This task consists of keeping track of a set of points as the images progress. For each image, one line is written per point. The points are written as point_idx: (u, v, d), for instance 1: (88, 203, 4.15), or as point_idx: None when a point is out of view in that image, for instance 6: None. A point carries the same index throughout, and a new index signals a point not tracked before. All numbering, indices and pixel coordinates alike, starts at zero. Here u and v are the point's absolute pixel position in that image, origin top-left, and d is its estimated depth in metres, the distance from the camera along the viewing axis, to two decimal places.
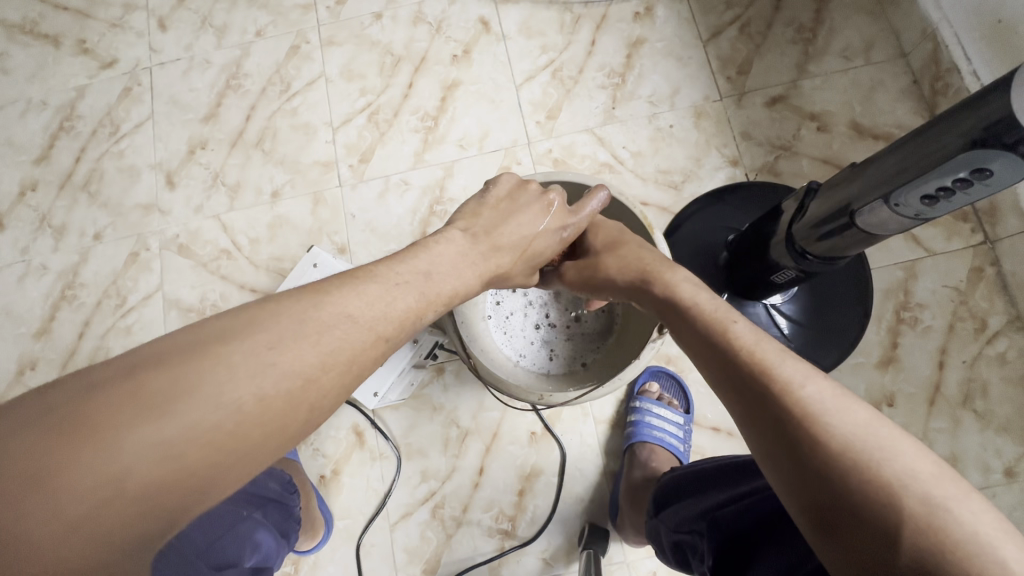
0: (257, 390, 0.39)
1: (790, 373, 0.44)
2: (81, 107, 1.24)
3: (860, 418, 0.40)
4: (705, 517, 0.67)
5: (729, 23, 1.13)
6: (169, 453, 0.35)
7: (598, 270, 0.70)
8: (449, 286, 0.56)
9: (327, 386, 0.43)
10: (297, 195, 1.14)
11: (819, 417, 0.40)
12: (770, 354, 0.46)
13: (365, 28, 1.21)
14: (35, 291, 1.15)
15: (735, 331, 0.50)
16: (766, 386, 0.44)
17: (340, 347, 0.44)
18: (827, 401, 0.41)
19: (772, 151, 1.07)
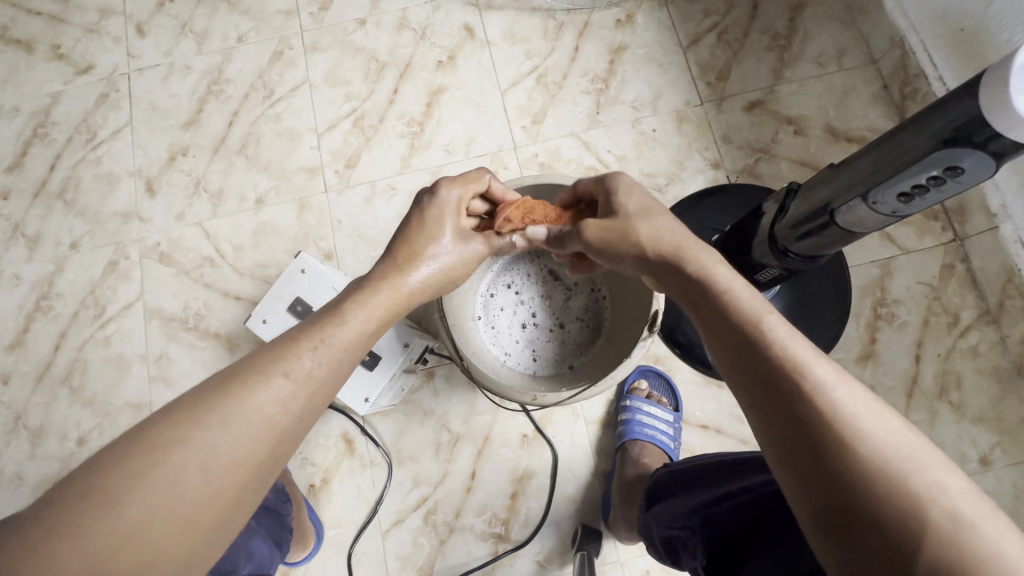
0: (131, 467, 0.41)
1: (823, 374, 0.44)
2: (55, 114, 1.21)
3: (890, 426, 0.40)
4: (698, 514, 0.67)
5: (708, 30, 1.16)
6: (47, 550, 0.37)
7: (623, 237, 0.63)
8: (366, 316, 0.58)
9: (214, 443, 0.44)
10: (282, 202, 1.13)
11: (844, 422, 0.41)
12: (803, 351, 0.46)
13: (349, 34, 1.21)
14: (8, 302, 1.11)
15: (769, 328, 0.48)
16: (786, 386, 0.44)
17: (217, 404, 0.46)
18: (854, 407, 0.41)
19: (752, 154, 1.10)
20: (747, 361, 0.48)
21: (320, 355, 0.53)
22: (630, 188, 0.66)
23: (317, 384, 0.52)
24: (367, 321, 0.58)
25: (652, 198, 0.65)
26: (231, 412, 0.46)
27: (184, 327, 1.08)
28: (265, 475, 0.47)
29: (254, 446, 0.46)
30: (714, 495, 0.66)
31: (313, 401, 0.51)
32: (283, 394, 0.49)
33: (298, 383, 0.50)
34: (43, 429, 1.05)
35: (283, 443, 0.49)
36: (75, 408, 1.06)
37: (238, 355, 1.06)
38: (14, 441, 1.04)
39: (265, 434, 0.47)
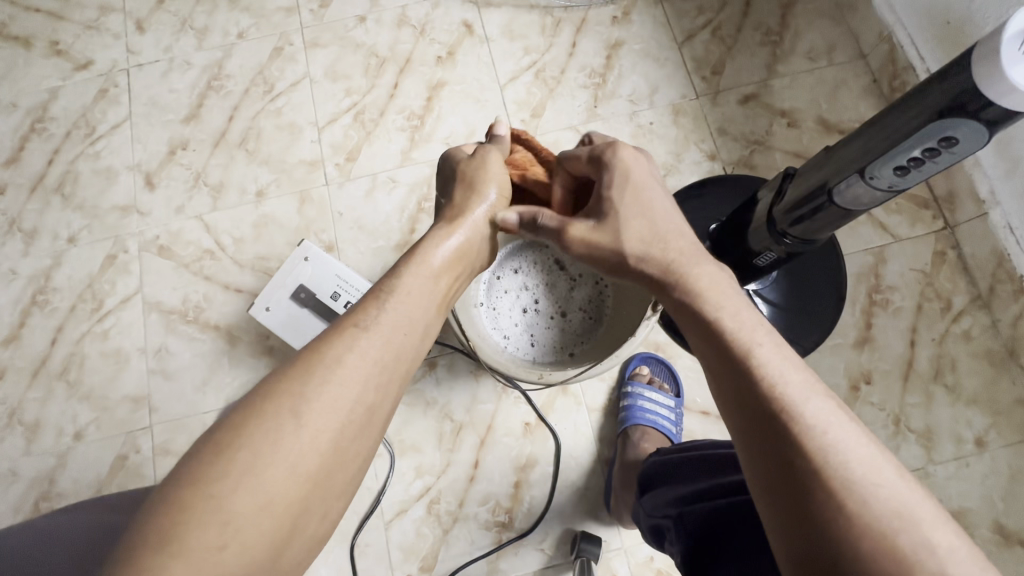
0: (243, 405, 0.47)
1: (816, 414, 0.43)
2: (53, 109, 1.20)
3: (881, 479, 0.40)
4: (676, 506, 0.68)
5: (702, 27, 1.19)
6: (186, 463, 0.43)
7: (613, 247, 0.60)
8: (429, 269, 0.59)
9: (310, 396, 0.47)
10: (283, 195, 1.13)
11: (827, 471, 0.41)
12: (794, 388, 0.45)
13: (349, 30, 1.22)
14: (3, 297, 1.10)
15: (763, 360, 0.47)
16: (773, 423, 0.44)
17: (309, 363, 0.49)
18: (844, 454, 0.41)
19: (747, 146, 1.12)
20: (741, 386, 0.47)
21: (392, 307, 0.55)
22: (630, 174, 0.62)
23: (393, 322, 0.54)
24: (425, 271, 0.59)
25: (663, 195, 0.62)
26: (320, 369, 0.49)
27: (183, 320, 1.07)
28: (367, 419, 0.50)
29: (350, 390, 0.49)
30: (700, 488, 0.66)
31: (397, 350, 0.53)
32: (367, 346, 0.51)
33: (372, 332, 0.52)
34: (39, 424, 1.03)
35: (380, 388, 0.51)
36: (71, 402, 1.04)
37: (238, 347, 1.06)
38: (9, 436, 1.03)
39: (359, 382, 0.49)
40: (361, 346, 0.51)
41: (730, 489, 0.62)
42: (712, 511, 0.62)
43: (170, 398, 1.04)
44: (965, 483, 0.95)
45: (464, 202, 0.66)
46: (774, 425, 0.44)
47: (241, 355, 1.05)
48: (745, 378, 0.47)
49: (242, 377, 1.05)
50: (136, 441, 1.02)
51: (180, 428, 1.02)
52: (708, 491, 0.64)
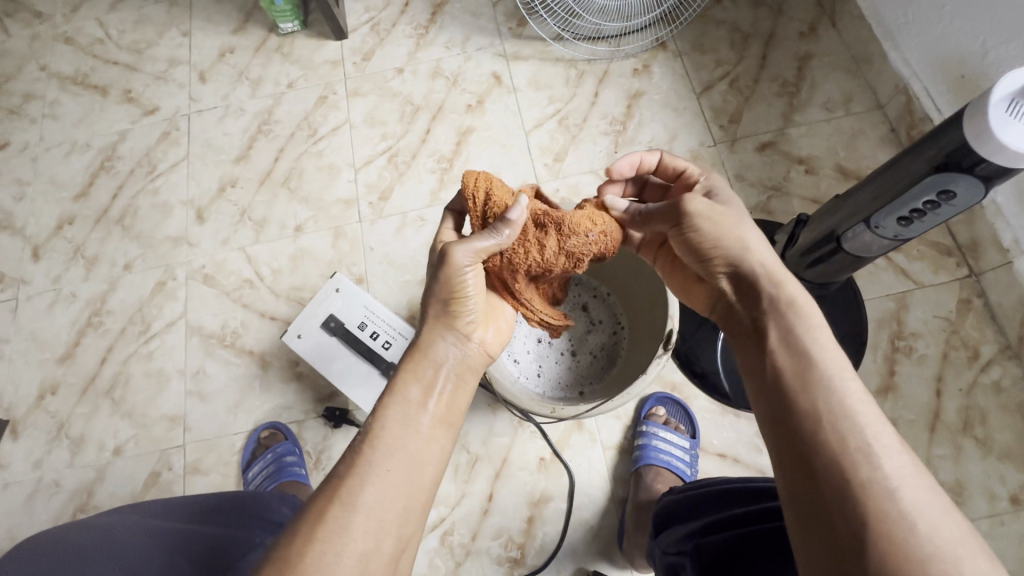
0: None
1: (888, 440, 0.43)
2: (121, 149, 1.34)
3: (943, 512, 0.40)
4: (689, 539, 0.69)
5: (720, 78, 1.25)
6: None
7: (718, 244, 0.61)
8: (411, 402, 0.58)
9: (303, 562, 0.45)
10: (319, 230, 1.21)
11: (898, 496, 0.40)
12: (868, 413, 0.45)
13: (388, 81, 1.33)
14: (62, 318, 1.20)
15: (841, 380, 0.47)
16: (846, 444, 0.43)
17: (298, 529, 0.48)
18: (912, 483, 0.41)
19: (764, 192, 1.15)
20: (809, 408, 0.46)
21: (376, 452, 0.54)
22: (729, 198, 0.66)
23: (382, 467, 0.53)
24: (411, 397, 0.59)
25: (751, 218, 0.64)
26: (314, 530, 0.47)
27: (221, 344, 1.14)
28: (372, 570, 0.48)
29: (349, 547, 0.47)
30: (712, 520, 0.66)
31: (391, 493, 0.52)
32: (366, 497, 0.50)
33: (366, 482, 0.51)
34: (83, 438, 1.10)
35: (381, 533, 0.50)
36: (114, 418, 1.11)
37: (270, 372, 1.11)
38: (56, 448, 1.10)
39: (358, 533, 0.48)
40: (348, 498, 0.50)
41: (738, 521, 0.63)
42: (723, 541, 0.62)
43: (204, 419, 1.09)
44: (1000, 543, 0.90)
45: (432, 328, 0.65)
46: (840, 446, 0.43)
47: (271, 380, 1.11)
48: (819, 396, 0.46)
49: (271, 401, 1.10)
50: (169, 458, 1.07)
51: (210, 449, 1.07)
52: (715, 524, 0.65)
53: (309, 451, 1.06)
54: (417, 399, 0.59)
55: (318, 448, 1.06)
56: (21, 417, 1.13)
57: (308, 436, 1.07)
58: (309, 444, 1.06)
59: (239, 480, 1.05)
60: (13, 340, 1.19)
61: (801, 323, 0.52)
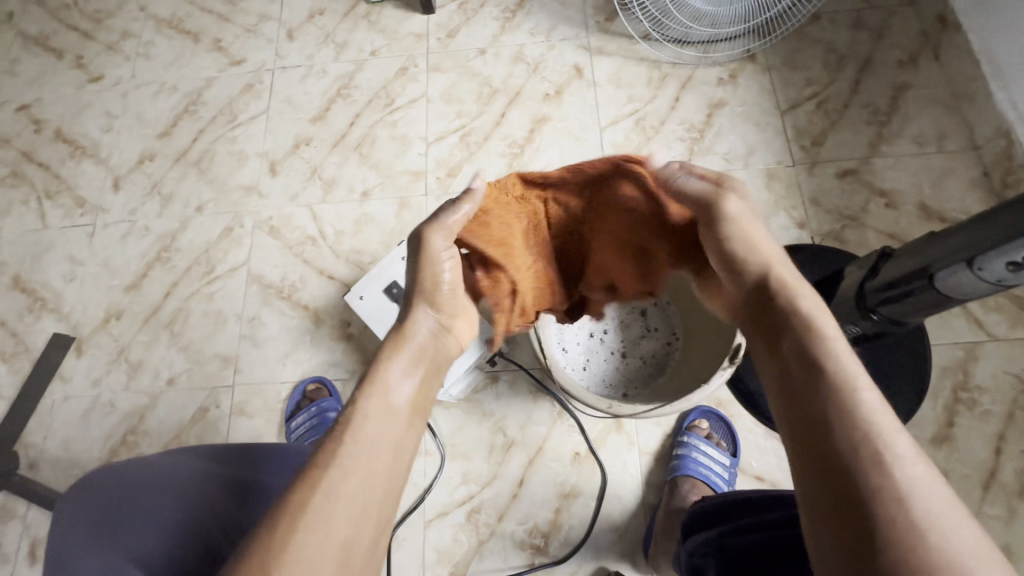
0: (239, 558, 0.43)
1: (899, 448, 0.41)
2: (206, 96, 1.38)
3: (960, 523, 0.37)
4: (714, 542, 0.68)
5: (808, 98, 1.22)
6: None
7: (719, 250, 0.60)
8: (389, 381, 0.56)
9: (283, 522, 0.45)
10: (385, 197, 1.23)
11: (905, 509, 0.38)
12: (882, 420, 0.42)
13: (469, 60, 1.34)
14: (134, 249, 1.25)
15: (850, 385, 0.45)
16: (861, 449, 0.41)
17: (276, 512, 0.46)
18: (922, 495, 0.38)
19: (839, 220, 1.12)
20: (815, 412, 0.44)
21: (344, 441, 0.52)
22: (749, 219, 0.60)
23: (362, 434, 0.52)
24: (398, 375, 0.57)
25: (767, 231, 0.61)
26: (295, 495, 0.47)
27: (279, 295, 1.17)
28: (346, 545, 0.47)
29: (335, 508, 0.47)
30: (739, 525, 0.66)
31: (371, 481, 0.50)
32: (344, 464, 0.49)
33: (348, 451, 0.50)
34: (140, 365, 1.15)
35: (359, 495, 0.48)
36: (171, 350, 1.16)
37: (322, 328, 1.14)
38: (114, 371, 1.15)
39: (337, 496, 0.47)
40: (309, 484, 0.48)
41: (773, 527, 0.62)
42: (749, 546, 0.63)
43: (254, 364, 1.13)
44: None
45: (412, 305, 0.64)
46: (855, 456, 0.41)
47: (323, 337, 1.13)
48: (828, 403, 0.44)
49: (320, 357, 1.12)
50: (218, 396, 1.11)
51: (257, 393, 1.11)
52: (742, 526, 0.65)
53: None
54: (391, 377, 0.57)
55: None
56: (86, 336, 1.19)
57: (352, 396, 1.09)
58: None
59: (281, 428, 1.08)
60: (87, 263, 1.25)
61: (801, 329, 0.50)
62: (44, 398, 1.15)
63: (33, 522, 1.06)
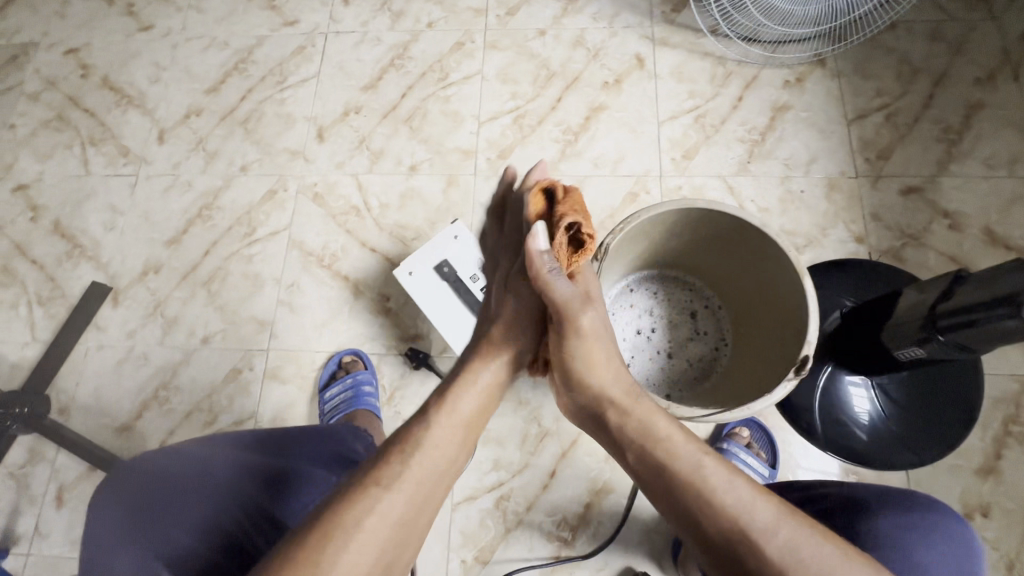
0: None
1: (762, 519, 0.50)
2: (256, 54, 1.36)
3: (829, 563, 0.48)
4: None
5: (877, 109, 1.18)
6: None
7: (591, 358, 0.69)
8: (450, 418, 0.61)
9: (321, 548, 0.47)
10: (433, 174, 1.21)
11: (788, 574, 0.47)
12: (739, 495, 0.52)
13: (527, 41, 1.30)
14: (175, 204, 1.24)
15: (703, 471, 0.55)
16: (731, 536, 0.50)
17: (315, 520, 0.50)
18: (796, 553, 0.48)
19: (900, 237, 1.08)
20: (685, 506, 0.54)
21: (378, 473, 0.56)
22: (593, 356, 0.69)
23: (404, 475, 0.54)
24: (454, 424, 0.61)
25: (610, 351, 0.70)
26: (336, 530, 0.48)
27: (319, 264, 1.16)
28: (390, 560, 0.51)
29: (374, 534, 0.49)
30: None
31: (408, 506, 0.53)
32: (385, 504, 0.51)
33: (397, 492, 0.53)
34: (176, 321, 1.15)
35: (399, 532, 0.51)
36: (207, 309, 1.15)
37: (361, 301, 1.12)
38: (150, 324, 1.15)
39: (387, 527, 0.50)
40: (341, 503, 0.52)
41: None
42: None
43: (290, 330, 1.12)
44: None
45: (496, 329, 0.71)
46: (729, 540, 0.50)
47: (361, 310, 1.12)
48: (692, 497, 0.53)
49: (356, 329, 1.11)
50: (252, 359, 1.10)
51: (291, 359, 1.10)
52: None
53: (384, 385, 1.07)
54: (455, 413, 0.61)
55: (394, 385, 1.06)
56: (124, 287, 1.18)
57: (386, 370, 1.08)
58: (385, 380, 1.07)
59: (313, 397, 1.07)
60: (128, 215, 1.24)
61: (649, 430, 0.60)
62: (78, 345, 1.14)
63: (61, 467, 1.06)
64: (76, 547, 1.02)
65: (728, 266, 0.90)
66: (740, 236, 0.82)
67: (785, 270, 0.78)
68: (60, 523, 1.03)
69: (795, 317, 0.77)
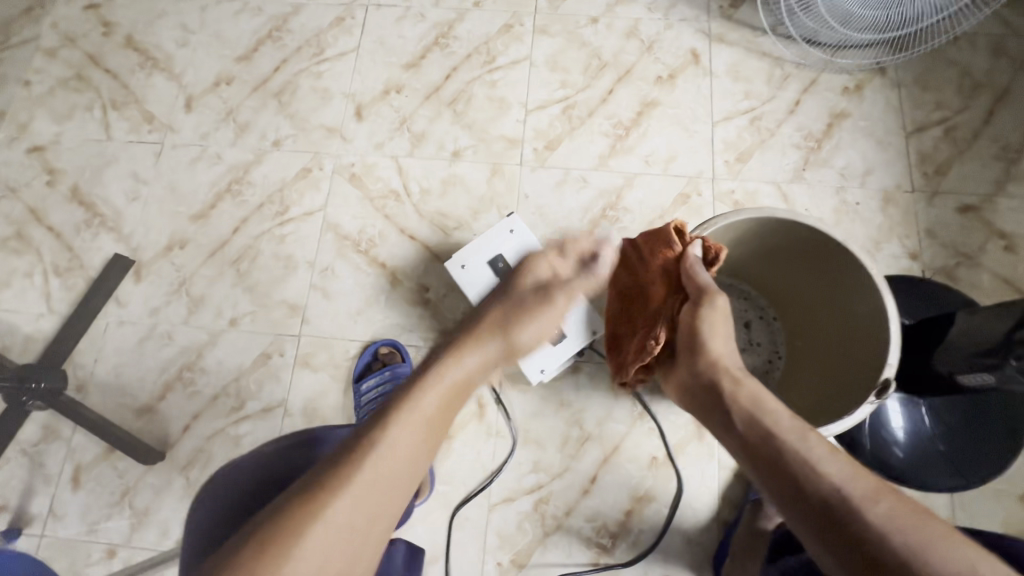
0: (303, 501, 0.49)
1: (862, 488, 0.50)
2: (292, 23, 1.29)
3: (928, 534, 0.45)
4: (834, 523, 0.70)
5: (936, 122, 1.15)
6: (258, 547, 0.46)
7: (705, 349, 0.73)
8: (458, 363, 0.64)
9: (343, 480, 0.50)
10: (477, 161, 1.16)
11: (888, 536, 0.46)
12: (836, 467, 0.53)
13: (579, 28, 1.25)
14: (203, 177, 1.18)
15: (807, 446, 0.56)
16: (831, 501, 0.50)
17: (361, 449, 0.53)
18: (896, 525, 0.46)
19: (954, 256, 1.06)
20: (784, 473, 0.55)
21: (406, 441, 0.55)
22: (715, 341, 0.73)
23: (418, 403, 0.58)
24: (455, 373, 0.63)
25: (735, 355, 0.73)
26: (358, 465, 0.51)
27: (355, 249, 1.11)
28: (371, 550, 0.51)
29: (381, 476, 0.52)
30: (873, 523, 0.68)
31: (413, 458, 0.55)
32: (400, 436, 0.55)
33: (408, 432, 0.55)
34: (202, 300, 1.09)
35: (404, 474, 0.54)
36: (235, 289, 1.10)
37: (398, 290, 1.08)
38: (174, 302, 1.10)
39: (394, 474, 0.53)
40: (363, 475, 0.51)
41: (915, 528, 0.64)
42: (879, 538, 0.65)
43: (323, 316, 1.07)
44: None
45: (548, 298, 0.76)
46: (825, 505, 0.50)
47: (399, 299, 1.08)
48: (792, 463, 0.55)
49: (393, 319, 1.07)
50: (283, 344, 1.06)
51: (323, 347, 1.06)
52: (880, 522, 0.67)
53: None
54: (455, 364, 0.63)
55: None
56: (147, 261, 1.13)
57: None
58: None
59: (345, 387, 1.03)
60: (152, 185, 1.18)
61: (756, 409, 0.63)
62: (97, 320, 1.09)
63: (78, 446, 1.02)
64: (93, 530, 0.98)
65: (798, 277, 0.86)
66: (817, 250, 0.79)
67: (870, 290, 0.74)
68: (76, 504, 0.99)
69: (872, 338, 0.74)
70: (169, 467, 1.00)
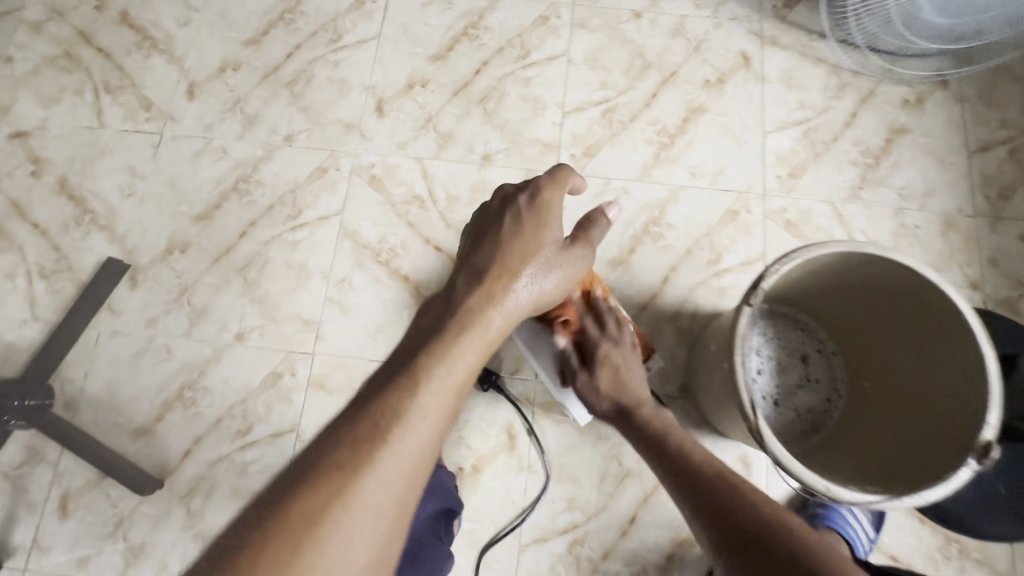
0: (348, 452, 0.48)
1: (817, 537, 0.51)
2: (306, 5, 1.17)
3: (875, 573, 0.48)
4: None
5: (1001, 142, 1.07)
6: (311, 495, 0.45)
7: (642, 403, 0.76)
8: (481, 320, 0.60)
9: (388, 424, 0.49)
10: (509, 166, 1.06)
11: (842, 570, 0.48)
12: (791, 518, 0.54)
13: (621, 23, 1.15)
14: (207, 173, 1.07)
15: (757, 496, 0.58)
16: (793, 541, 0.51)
17: (401, 391, 0.52)
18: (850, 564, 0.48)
19: (1017, 287, 1.00)
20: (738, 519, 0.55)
21: (426, 439, 0.50)
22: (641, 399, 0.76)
23: (454, 355, 0.56)
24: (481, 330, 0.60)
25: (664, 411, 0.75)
26: (401, 407, 0.51)
27: (374, 259, 1.02)
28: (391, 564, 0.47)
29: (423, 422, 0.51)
30: None
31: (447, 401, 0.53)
32: (438, 383, 0.53)
33: (443, 384, 0.54)
34: (205, 311, 1.00)
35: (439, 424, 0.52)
36: (242, 300, 1.00)
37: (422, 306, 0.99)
38: (174, 312, 1.00)
39: (433, 418, 0.52)
40: (387, 481, 0.47)
41: None
42: None
43: (339, 333, 0.98)
44: None
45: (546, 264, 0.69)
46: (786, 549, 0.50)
47: None
48: (742, 507, 0.56)
49: None
50: (294, 363, 0.97)
51: (339, 367, 0.97)
52: None
53: None
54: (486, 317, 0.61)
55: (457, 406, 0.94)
56: (143, 265, 1.02)
57: None
58: None
59: None
60: (150, 180, 1.07)
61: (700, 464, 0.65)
62: (88, 329, 0.99)
63: (66, 470, 0.92)
64: (82, 564, 0.89)
65: (877, 314, 0.77)
66: (905, 286, 0.70)
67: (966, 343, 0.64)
68: (63, 535, 0.90)
69: (965, 387, 0.65)
70: (167, 496, 0.91)
